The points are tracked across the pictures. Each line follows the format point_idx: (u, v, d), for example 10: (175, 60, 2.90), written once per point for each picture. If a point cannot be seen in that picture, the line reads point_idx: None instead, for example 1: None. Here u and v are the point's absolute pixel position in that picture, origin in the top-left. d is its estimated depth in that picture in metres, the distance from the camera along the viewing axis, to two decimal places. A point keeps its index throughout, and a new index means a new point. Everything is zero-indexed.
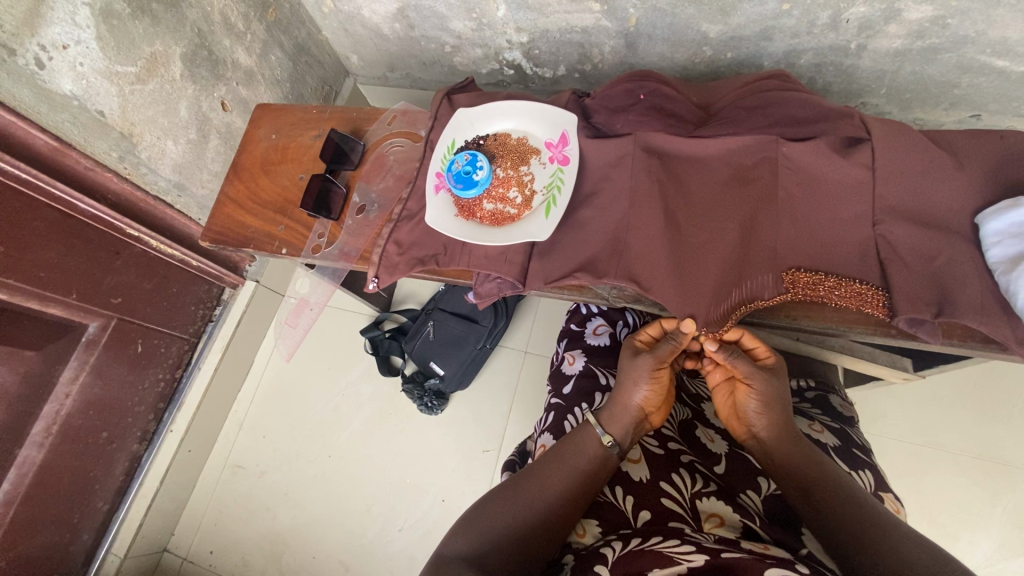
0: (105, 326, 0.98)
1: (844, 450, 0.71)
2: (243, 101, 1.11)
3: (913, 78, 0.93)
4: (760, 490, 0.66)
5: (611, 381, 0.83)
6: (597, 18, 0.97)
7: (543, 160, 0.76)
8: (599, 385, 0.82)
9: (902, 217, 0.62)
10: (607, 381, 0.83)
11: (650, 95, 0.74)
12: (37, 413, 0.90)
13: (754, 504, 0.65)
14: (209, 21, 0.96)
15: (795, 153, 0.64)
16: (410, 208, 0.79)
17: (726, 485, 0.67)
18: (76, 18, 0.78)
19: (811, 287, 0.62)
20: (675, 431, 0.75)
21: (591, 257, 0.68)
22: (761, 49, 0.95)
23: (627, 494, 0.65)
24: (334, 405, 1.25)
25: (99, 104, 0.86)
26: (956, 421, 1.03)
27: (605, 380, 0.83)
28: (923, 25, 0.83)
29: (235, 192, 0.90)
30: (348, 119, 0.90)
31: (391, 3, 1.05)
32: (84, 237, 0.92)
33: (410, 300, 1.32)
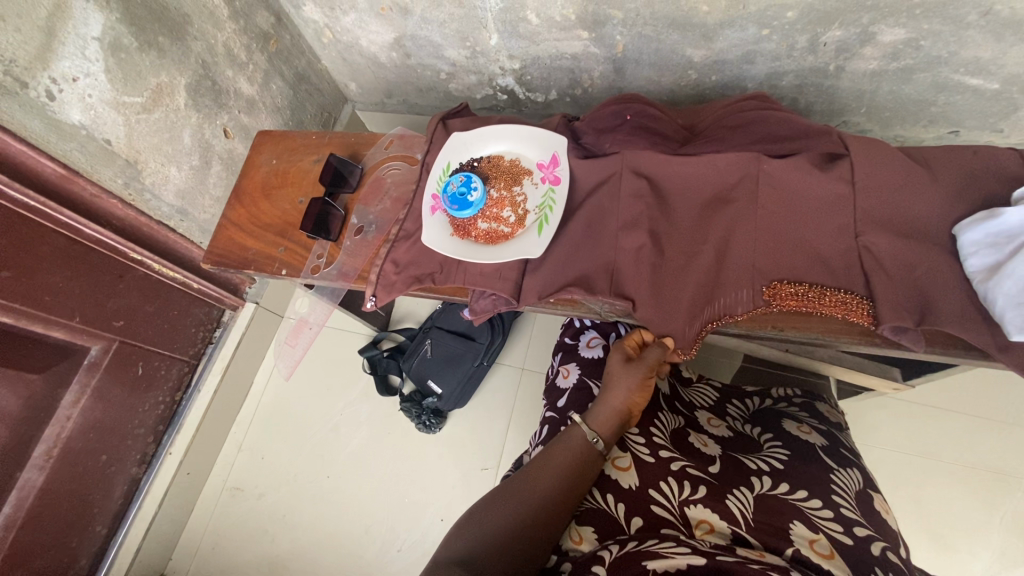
0: (107, 349, 0.99)
1: (832, 449, 0.74)
2: (245, 128, 1.14)
3: (892, 97, 0.97)
4: (754, 488, 0.67)
5: None
6: (586, 45, 1.01)
7: (535, 181, 0.78)
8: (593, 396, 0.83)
9: (883, 228, 0.64)
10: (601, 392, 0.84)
11: (636, 116, 0.77)
12: (37, 436, 0.90)
13: (747, 499, 0.65)
14: (213, 52, 1.01)
15: (775, 170, 0.67)
16: (406, 228, 0.82)
17: (718, 485, 0.66)
18: (86, 52, 0.82)
19: (792, 297, 0.64)
20: (669, 440, 0.74)
21: (584, 273, 0.70)
22: (743, 72, 0.99)
23: (617, 501, 0.66)
24: (333, 424, 1.26)
25: (106, 133, 0.89)
26: (950, 431, 1.04)
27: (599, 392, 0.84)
28: (897, 46, 0.87)
29: (236, 216, 0.92)
30: (346, 144, 0.93)
31: (388, 34, 1.09)
32: (89, 262, 0.94)
33: (408, 319, 1.33)
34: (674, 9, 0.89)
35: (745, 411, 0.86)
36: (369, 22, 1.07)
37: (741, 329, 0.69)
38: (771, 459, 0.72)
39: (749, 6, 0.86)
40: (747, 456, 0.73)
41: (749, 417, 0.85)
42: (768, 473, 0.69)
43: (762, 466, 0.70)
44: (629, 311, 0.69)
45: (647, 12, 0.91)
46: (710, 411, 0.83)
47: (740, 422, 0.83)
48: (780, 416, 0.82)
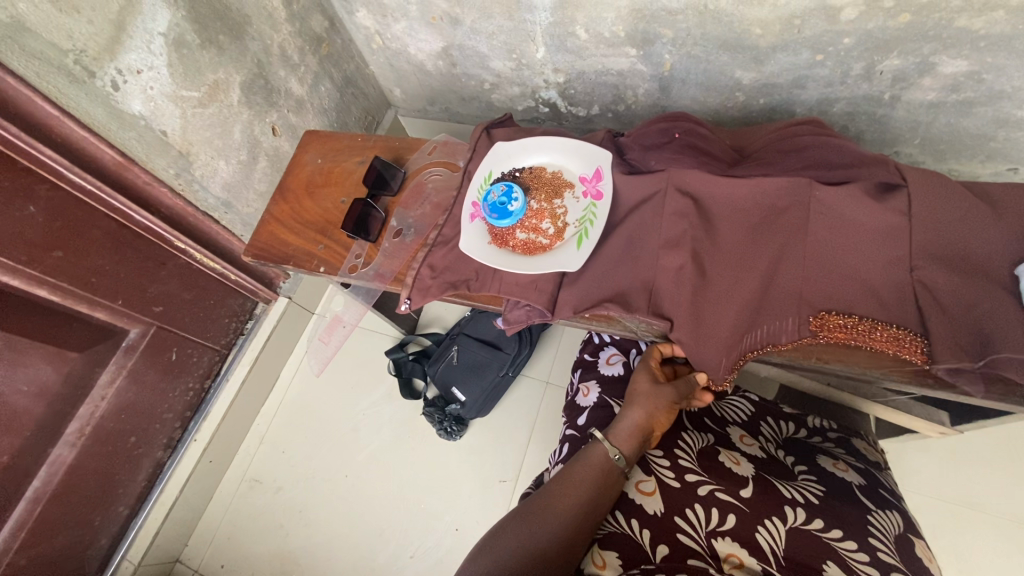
0: (145, 333, 1.02)
1: (870, 489, 0.71)
2: (293, 128, 1.17)
3: (948, 130, 0.94)
4: (786, 520, 0.63)
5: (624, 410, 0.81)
6: (633, 62, 1.01)
7: (577, 194, 0.78)
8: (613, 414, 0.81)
9: (943, 263, 0.61)
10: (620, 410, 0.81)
11: (685, 134, 0.77)
12: (72, 413, 0.93)
13: (778, 532, 0.62)
14: (268, 53, 1.04)
15: (827, 197, 0.65)
16: (445, 234, 0.82)
17: (749, 514, 0.63)
18: (151, 47, 0.85)
19: (840, 330, 0.62)
20: (695, 461, 0.70)
21: (623, 289, 0.70)
22: (794, 96, 0.97)
23: (643, 527, 0.64)
24: (355, 423, 1.26)
25: (163, 124, 0.92)
26: (995, 482, 0.98)
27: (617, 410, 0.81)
28: (957, 79, 0.84)
29: (279, 212, 0.94)
30: (390, 147, 0.94)
31: (436, 43, 1.11)
32: (134, 247, 0.97)
33: (435, 324, 1.34)
34: (726, 30, 0.88)
35: (778, 435, 0.82)
36: (419, 30, 1.09)
37: (784, 359, 0.67)
38: (806, 491, 0.68)
39: (804, 30, 0.84)
40: (781, 482, 0.69)
41: (782, 442, 0.81)
42: (803, 505, 0.65)
43: (797, 496, 0.66)
44: (666, 332, 0.67)
45: (699, 32, 0.90)
46: (743, 428, 0.80)
47: (772, 446, 0.79)
48: (815, 450, 0.79)
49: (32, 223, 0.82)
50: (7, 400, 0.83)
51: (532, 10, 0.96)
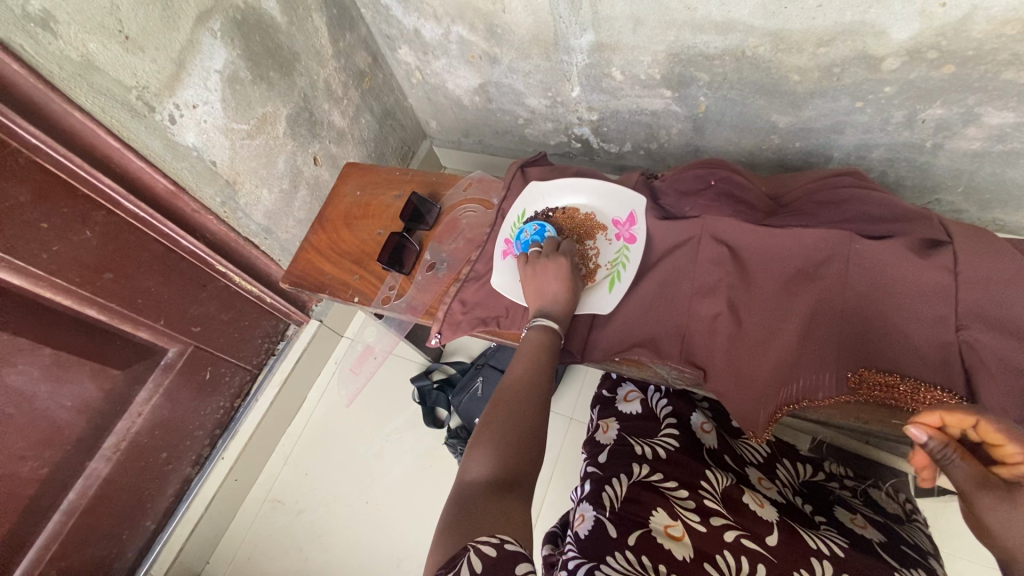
0: (182, 352, 1.05)
1: (891, 547, 0.68)
2: (333, 157, 1.21)
3: (993, 179, 0.91)
4: (815, 572, 0.60)
5: (648, 450, 0.77)
6: (668, 103, 1.02)
7: (609, 237, 0.78)
8: (635, 454, 0.77)
9: (991, 325, 0.59)
10: (643, 450, 0.77)
11: (721, 181, 0.75)
12: (110, 428, 0.96)
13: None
14: (314, 87, 1.09)
15: (868, 252, 0.64)
16: (478, 269, 0.83)
17: (778, 564, 0.60)
18: (208, 83, 0.90)
19: (882, 387, 0.61)
20: (719, 505, 0.69)
21: (656, 335, 0.70)
22: (831, 141, 0.96)
23: (669, 571, 0.59)
24: (378, 449, 1.27)
25: (214, 155, 0.96)
26: None
27: (641, 450, 0.77)
28: (1004, 130, 0.82)
29: (317, 241, 0.97)
30: (427, 182, 0.97)
31: (474, 80, 1.14)
32: (179, 269, 1.01)
33: (461, 352, 1.35)
34: (764, 76, 0.89)
35: (796, 478, 0.81)
36: (458, 67, 1.13)
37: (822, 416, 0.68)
38: (829, 542, 0.65)
39: (843, 78, 0.84)
40: (805, 530, 0.67)
41: (799, 486, 0.79)
42: (829, 557, 0.62)
43: (825, 546, 0.64)
44: (699, 381, 0.68)
45: (736, 76, 0.91)
46: (761, 470, 0.79)
47: (790, 491, 0.77)
48: (835, 499, 0.77)
49: (87, 246, 0.86)
50: (51, 415, 0.86)
51: (569, 51, 0.98)
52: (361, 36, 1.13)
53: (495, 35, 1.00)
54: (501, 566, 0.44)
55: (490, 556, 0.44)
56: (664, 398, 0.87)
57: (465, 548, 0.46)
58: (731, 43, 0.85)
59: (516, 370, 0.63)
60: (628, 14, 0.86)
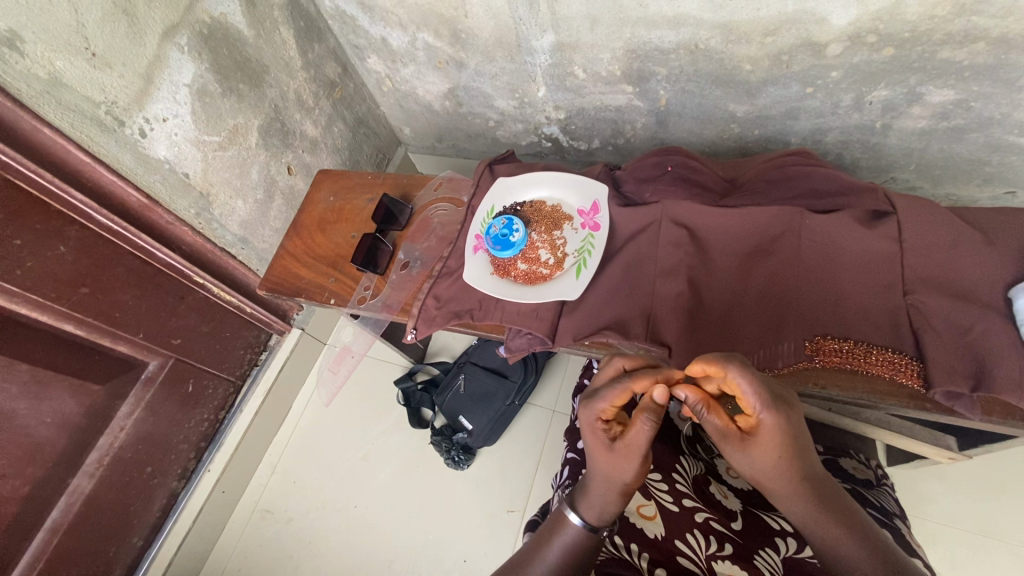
0: (163, 364, 1.06)
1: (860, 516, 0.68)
2: (307, 166, 1.23)
3: (942, 156, 0.95)
4: (779, 550, 0.64)
5: None
6: (630, 99, 1.05)
7: (575, 226, 0.81)
8: None
9: (934, 288, 0.62)
10: None
11: (677, 167, 0.79)
12: (92, 443, 0.96)
13: (771, 563, 0.62)
14: (285, 98, 1.11)
15: (817, 225, 0.67)
16: (450, 265, 0.85)
17: (743, 544, 0.64)
18: (177, 97, 0.91)
19: (836, 353, 0.63)
20: (691, 487, 0.71)
21: (621, 317, 0.72)
22: (787, 127, 1.00)
23: (642, 551, 0.63)
24: (363, 453, 1.27)
25: (186, 167, 0.98)
26: (1015, 509, 0.95)
27: None
28: (947, 107, 0.86)
29: (293, 247, 0.99)
30: (399, 184, 0.99)
31: (443, 84, 1.17)
32: (156, 282, 1.02)
33: (443, 353, 1.36)
34: (718, 67, 0.92)
35: None
36: (427, 73, 1.15)
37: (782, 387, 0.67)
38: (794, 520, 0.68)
39: (792, 65, 0.88)
40: (769, 514, 0.69)
41: None
42: (792, 535, 0.65)
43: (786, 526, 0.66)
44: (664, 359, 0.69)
45: (691, 69, 0.94)
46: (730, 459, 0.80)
47: None
48: None
49: (62, 261, 0.87)
50: (31, 431, 0.86)
51: (532, 53, 1.01)
52: (330, 47, 1.16)
53: (460, 40, 1.03)
54: None
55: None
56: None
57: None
58: (684, 36, 0.88)
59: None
60: (585, 13, 0.90)
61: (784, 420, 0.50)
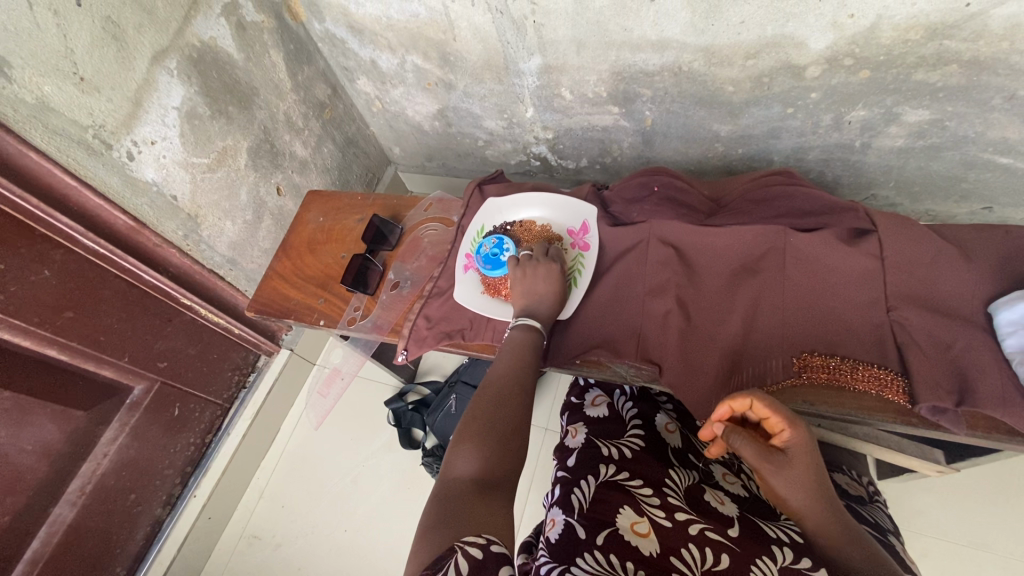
0: (149, 389, 1.04)
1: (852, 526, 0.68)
2: (296, 187, 1.23)
3: (920, 173, 0.98)
4: (777, 560, 0.59)
5: (614, 450, 0.77)
6: (617, 119, 1.07)
7: (565, 246, 0.80)
8: (603, 455, 0.76)
9: (916, 304, 0.64)
10: (610, 451, 0.77)
11: (663, 187, 0.81)
12: (74, 471, 0.94)
13: (771, 571, 0.57)
14: (275, 120, 1.12)
15: (802, 243, 0.68)
16: (440, 285, 0.85)
17: (741, 553, 0.60)
18: (166, 119, 0.91)
19: (823, 370, 0.64)
20: (683, 499, 0.69)
21: (612, 336, 0.73)
22: (770, 146, 1.02)
23: (637, 569, 0.58)
24: (353, 476, 1.26)
25: (174, 190, 0.97)
26: (1005, 521, 0.95)
27: (608, 450, 0.77)
28: (923, 126, 0.89)
29: (282, 268, 0.98)
30: (389, 206, 0.99)
31: (432, 106, 1.18)
32: (142, 305, 1.01)
33: (434, 371, 1.35)
34: (701, 88, 0.95)
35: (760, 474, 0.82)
36: (416, 95, 1.17)
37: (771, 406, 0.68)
38: (790, 530, 0.64)
39: (773, 87, 0.90)
40: (766, 523, 0.67)
41: None
42: (789, 545, 0.62)
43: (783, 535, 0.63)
44: (656, 377, 0.70)
45: (676, 90, 0.96)
46: (725, 467, 0.80)
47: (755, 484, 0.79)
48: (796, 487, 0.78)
49: (47, 286, 0.86)
50: (11, 460, 0.84)
51: (520, 75, 1.03)
52: (320, 69, 1.17)
53: (449, 62, 1.05)
54: (485, 567, 0.43)
55: (476, 558, 0.44)
56: (630, 402, 0.88)
57: (451, 548, 0.45)
58: (668, 60, 0.91)
59: (497, 372, 0.64)
60: (571, 37, 0.92)
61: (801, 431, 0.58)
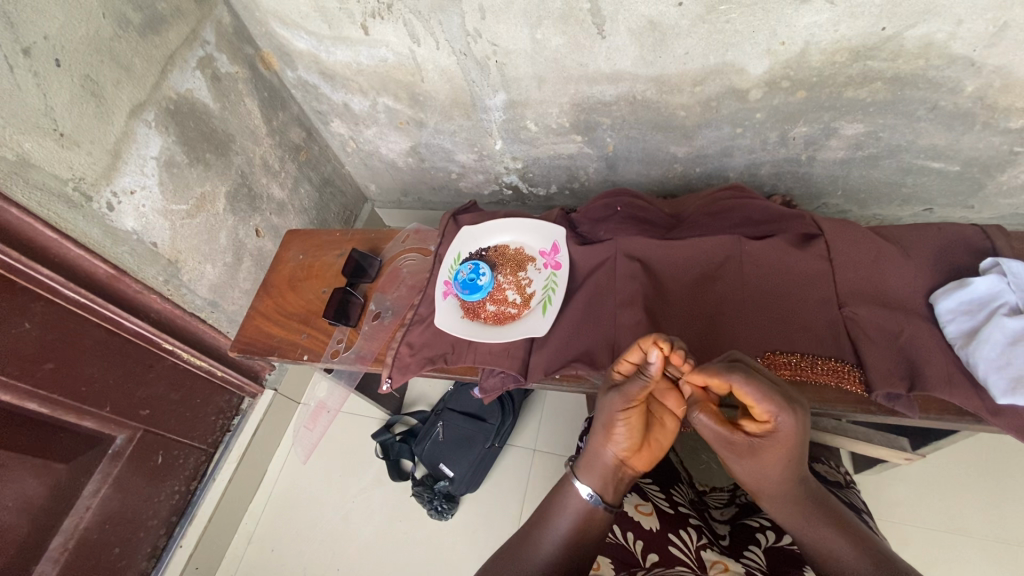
0: (131, 438, 1.03)
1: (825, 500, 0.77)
2: (275, 228, 1.26)
3: (863, 181, 1.06)
4: (762, 543, 0.72)
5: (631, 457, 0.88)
6: (580, 146, 1.13)
7: (538, 266, 0.85)
8: None
9: (865, 300, 0.69)
10: None
11: (625, 207, 0.86)
12: (55, 527, 0.92)
13: (757, 556, 0.70)
14: (251, 164, 1.15)
15: (755, 251, 0.73)
16: (421, 312, 0.88)
17: (731, 548, 0.73)
18: (145, 169, 0.94)
19: (786, 366, 0.68)
20: (687, 501, 0.82)
21: (589, 349, 0.75)
22: (724, 164, 1.09)
23: (636, 538, 0.71)
24: (344, 512, 1.24)
25: (154, 237, 0.99)
26: (974, 504, 1.00)
27: None
28: (860, 138, 0.97)
29: (264, 307, 1.00)
30: (367, 240, 1.02)
31: (405, 143, 1.23)
32: (124, 352, 1.01)
33: (420, 401, 1.36)
34: (655, 114, 1.01)
35: None
36: (389, 133, 1.22)
37: None
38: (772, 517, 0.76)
39: (721, 110, 0.97)
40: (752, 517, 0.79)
41: None
42: (769, 527, 0.74)
43: (763, 521, 0.75)
44: None
45: (633, 117, 1.03)
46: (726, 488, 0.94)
47: None
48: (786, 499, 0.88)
49: (26, 337, 0.86)
50: None
51: (486, 110, 1.09)
52: (293, 113, 1.21)
53: (418, 102, 1.10)
54: None
55: None
56: None
57: None
58: (623, 90, 0.97)
59: None
60: (532, 74, 0.98)
61: (797, 423, 0.52)
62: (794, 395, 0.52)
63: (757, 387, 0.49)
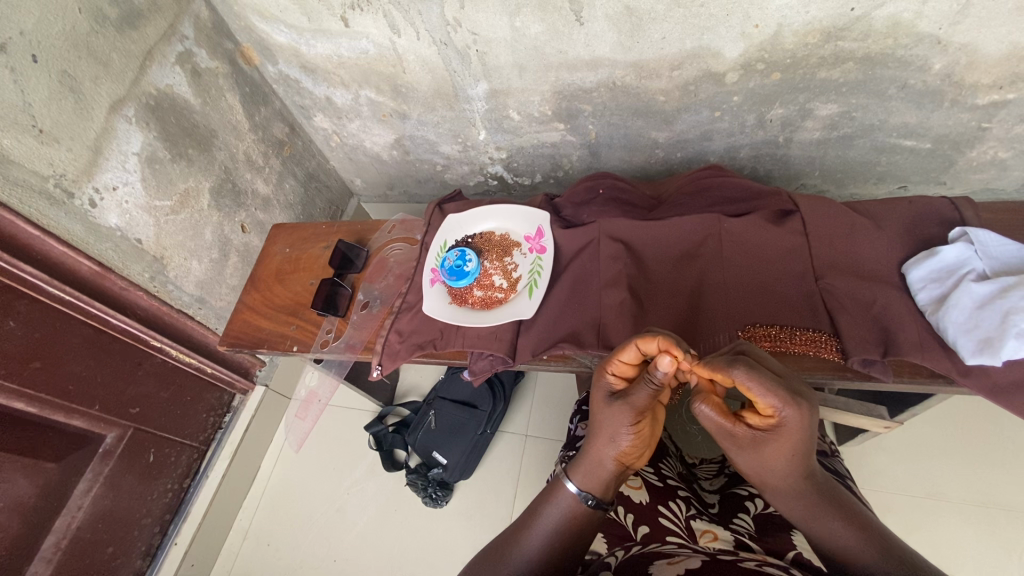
0: (121, 436, 1.03)
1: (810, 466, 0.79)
2: (260, 224, 1.26)
3: (840, 161, 1.08)
4: (750, 511, 0.74)
5: None
6: (563, 134, 1.15)
7: (524, 251, 0.86)
8: None
9: (840, 272, 0.71)
10: None
11: (607, 189, 0.88)
12: (47, 527, 0.92)
13: (745, 523, 0.73)
14: (234, 160, 1.15)
15: (733, 228, 0.75)
16: (409, 300, 0.89)
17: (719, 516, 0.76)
18: (126, 165, 0.94)
19: (766, 337, 0.70)
20: (674, 473, 0.84)
21: (575, 329, 0.76)
22: (704, 148, 1.11)
23: (628, 512, 0.73)
24: (339, 505, 1.25)
25: (138, 233, 0.99)
26: (951, 470, 1.03)
27: None
28: (835, 119, 0.99)
29: (251, 300, 1.00)
30: (353, 231, 1.03)
31: (389, 135, 1.24)
32: (111, 350, 1.01)
33: (412, 393, 1.37)
34: (636, 100, 1.03)
35: None
36: (372, 126, 1.22)
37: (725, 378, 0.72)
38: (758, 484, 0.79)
39: (700, 94, 0.99)
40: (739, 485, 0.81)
41: None
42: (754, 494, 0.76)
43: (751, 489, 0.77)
44: None
45: (613, 104, 1.04)
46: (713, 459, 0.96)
47: None
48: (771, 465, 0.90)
49: (12, 336, 0.86)
50: None
51: (469, 100, 1.10)
52: (276, 108, 1.21)
53: (401, 93, 1.11)
54: None
55: None
56: None
57: None
58: (602, 76, 0.99)
59: None
60: (512, 62, 0.99)
61: (804, 418, 0.49)
62: (801, 388, 0.50)
63: (761, 380, 0.47)
